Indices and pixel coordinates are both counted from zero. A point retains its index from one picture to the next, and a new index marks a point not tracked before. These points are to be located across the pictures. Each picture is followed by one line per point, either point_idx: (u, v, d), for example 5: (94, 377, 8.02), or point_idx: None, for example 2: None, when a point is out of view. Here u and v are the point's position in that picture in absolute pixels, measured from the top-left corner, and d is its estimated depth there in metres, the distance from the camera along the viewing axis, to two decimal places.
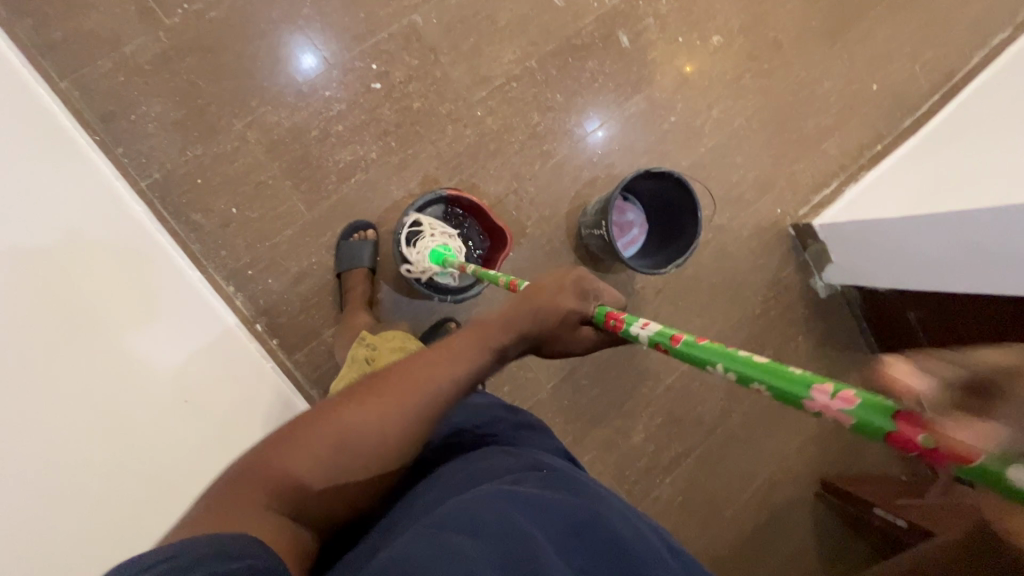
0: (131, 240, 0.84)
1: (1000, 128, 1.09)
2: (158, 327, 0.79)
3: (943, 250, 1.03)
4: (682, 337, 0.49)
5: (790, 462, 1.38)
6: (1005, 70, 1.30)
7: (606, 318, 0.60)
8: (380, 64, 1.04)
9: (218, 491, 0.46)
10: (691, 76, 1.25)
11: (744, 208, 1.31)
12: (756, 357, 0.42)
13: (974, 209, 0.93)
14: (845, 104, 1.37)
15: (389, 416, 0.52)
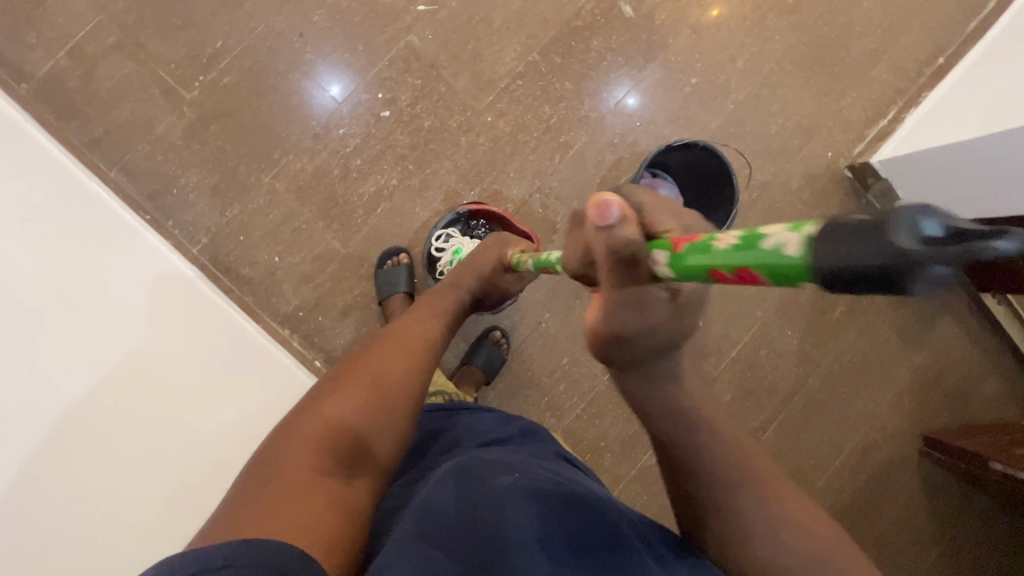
0: (180, 296, 0.91)
1: None
2: (206, 368, 0.87)
3: None
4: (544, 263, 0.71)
5: (884, 419, 1.30)
6: None
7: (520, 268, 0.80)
8: (386, 92, 1.06)
9: (273, 452, 0.56)
10: (706, 31, 1.17)
11: (788, 159, 1.21)
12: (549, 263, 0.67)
13: None
14: (890, 22, 1.22)
15: (406, 362, 0.66)
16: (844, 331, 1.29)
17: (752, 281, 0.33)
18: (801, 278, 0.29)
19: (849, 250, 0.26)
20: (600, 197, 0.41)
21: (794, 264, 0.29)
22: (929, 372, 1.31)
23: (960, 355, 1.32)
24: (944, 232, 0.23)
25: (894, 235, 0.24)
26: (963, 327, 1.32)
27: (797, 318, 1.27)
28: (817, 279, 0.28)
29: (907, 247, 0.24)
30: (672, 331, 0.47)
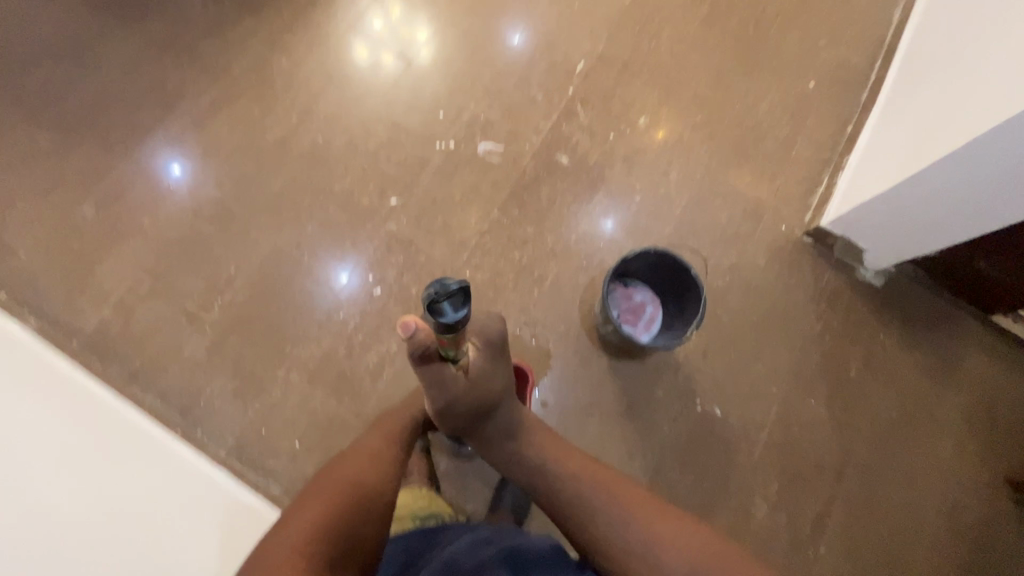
0: (201, 498, 0.98)
1: (949, 69, 1.10)
2: (210, 564, 0.88)
3: (965, 193, 0.99)
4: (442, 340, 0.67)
5: (958, 474, 1.22)
6: (928, 25, 1.34)
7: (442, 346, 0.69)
8: (375, 273, 1.21)
9: (267, 542, 0.67)
10: (637, 157, 1.34)
11: (746, 241, 1.31)
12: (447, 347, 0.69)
13: (971, 149, 0.91)
14: (792, 112, 1.41)
15: (375, 462, 0.82)
16: (870, 390, 1.25)
17: (457, 337, 0.66)
18: (454, 331, 0.63)
19: (435, 326, 0.62)
20: (403, 321, 0.64)
21: (441, 332, 0.63)
22: (983, 412, 1.26)
23: (996, 385, 1.28)
24: (435, 304, 0.59)
25: (432, 319, 0.61)
26: (994, 355, 1.29)
27: (818, 385, 1.24)
28: (452, 332, 0.63)
29: (429, 294, 0.60)
30: (474, 397, 0.82)
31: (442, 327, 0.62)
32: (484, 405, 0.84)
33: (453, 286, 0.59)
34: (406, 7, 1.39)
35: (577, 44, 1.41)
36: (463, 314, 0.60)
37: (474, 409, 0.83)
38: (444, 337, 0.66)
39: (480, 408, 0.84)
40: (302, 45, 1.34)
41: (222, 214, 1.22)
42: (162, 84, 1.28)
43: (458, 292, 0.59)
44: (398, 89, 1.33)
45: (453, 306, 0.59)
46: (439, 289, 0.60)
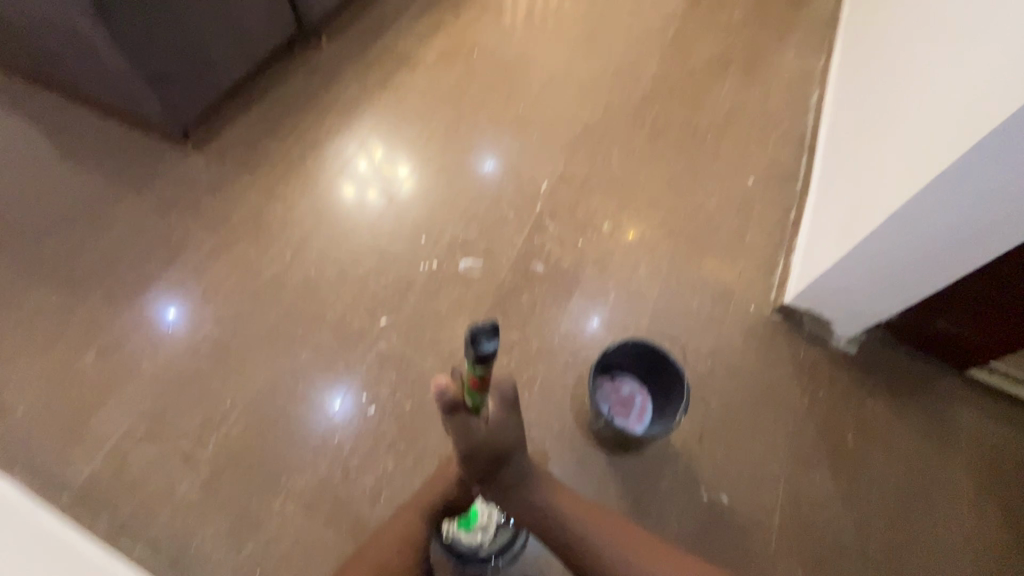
0: None
1: (867, 158, 1.28)
2: None
3: (911, 251, 1.09)
4: (473, 387, 0.68)
5: (982, 539, 1.18)
6: (837, 128, 1.58)
7: (477, 396, 0.70)
8: (369, 392, 1.24)
9: None
10: (607, 258, 1.46)
11: (720, 324, 1.38)
12: (477, 396, 0.70)
13: (903, 211, 1.03)
14: (739, 206, 1.57)
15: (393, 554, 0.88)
16: (872, 460, 1.25)
17: (486, 379, 0.66)
18: (484, 369, 0.62)
19: (469, 359, 0.61)
20: (433, 382, 0.73)
21: (473, 367, 0.62)
22: (989, 470, 1.25)
23: (994, 440, 1.28)
24: (473, 338, 0.59)
25: (468, 351, 0.60)
26: (982, 410, 1.31)
27: (820, 459, 1.24)
28: (483, 368, 0.62)
29: (472, 331, 0.58)
30: (492, 445, 0.79)
31: (475, 363, 0.61)
32: (502, 453, 0.82)
33: (491, 322, 0.58)
34: (386, 153, 1.59)
35: (539, 168, 1.59)
36: (497, 350, 0.60)
37: (491, 456, 0.81)
38: (475, 376, 0.65)
39: (496, 456, 0.82)
40: (294, 192, 1.50)
41: (219, 349, 1.27)
42: (166, 237, 1.41)
43: (494, 329, 0.58)
44: (382, 220, 1.47)
45: (489, 341, 0.58)
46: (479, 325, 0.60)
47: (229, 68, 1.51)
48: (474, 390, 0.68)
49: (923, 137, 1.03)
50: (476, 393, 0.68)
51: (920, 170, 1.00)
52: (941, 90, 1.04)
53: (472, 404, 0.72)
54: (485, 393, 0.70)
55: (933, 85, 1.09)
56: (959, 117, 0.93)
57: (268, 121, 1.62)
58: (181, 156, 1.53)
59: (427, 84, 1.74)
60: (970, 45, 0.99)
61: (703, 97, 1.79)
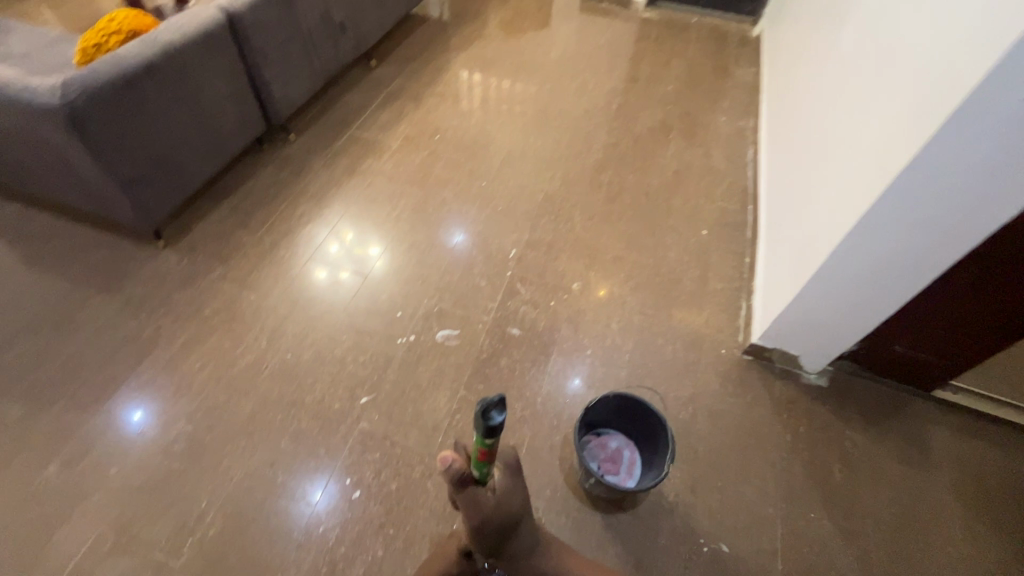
0: None
1: (806, 202, 1.40)
2: None
3: (860, 279, 1.17)
4: (481, 457, 0.68)
5: (982, 561, 1.18)
6: (774, 179, 1.73)
7: (484, 465, 0.69)
8: (353, 475, 1.20)
9: None
10: (580, 316, 1.51)
11: (696, 370, 1.42)
12: (486, 466, 0.69)
13: (846, 244, 1.12)
14: (697, 256, 1.67)
15: None
16: (862, 490, 1.26)
17: (494, 449, 0.66)
18: (493, 440, 0.63)
19: (479, 432, 0.61)
20: (440, 455, 0.70)
21: (482, 440, 0.63)
22: (974, 488, 1.27)
23: (971, 457, 1.32)
24: (483, 411, 0.59)
25: (478, 424, 0.60)
26: (954, 429, 1.36)
27: (812, 496, 1.24)
28: (492, 439, 0.63)
29: (483, 406, 0.59)
30: (503, 513, 0.79)
31: (484, 435, 0.62)
32: (512, 522, 0.81)
33: (499, 395, 0.59)
34: (357, 234, 1.64)
35: (505, 236, 1.67)
36: (507, 422, 0.60)
37: (500, 528, 0.80)
38: (483, 447, 0.65)
39: (507, 527, 0.81)
40: (268, 279, 1.52)
41: (193, 447, 1.22)
42: (136, 336, 1.39)
43: (503, 404, 0.59)
44: (357, 299, 1.49)
45: (498, 413, 0.59)
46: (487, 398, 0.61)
47: (200, 167, 1.57)
48: (483, 460, 0.68)
49: (852, 179, 1.15)
50: (486, 463, 0.68)
51: (855, 206, 1.10)
52: (864, 133, 1.17)
53: (479, 475, 0.72)
54: (491, 464, 0.70)
55: (856, 130, 1.22)
56: (880, 157, 1.05)
57: (239, 214, 1.66)
58: (152, 255, 1.54)
59: (393, 167, 1.84)
60: (879, 99, 1.13)
61: (650, 160, 1.94)
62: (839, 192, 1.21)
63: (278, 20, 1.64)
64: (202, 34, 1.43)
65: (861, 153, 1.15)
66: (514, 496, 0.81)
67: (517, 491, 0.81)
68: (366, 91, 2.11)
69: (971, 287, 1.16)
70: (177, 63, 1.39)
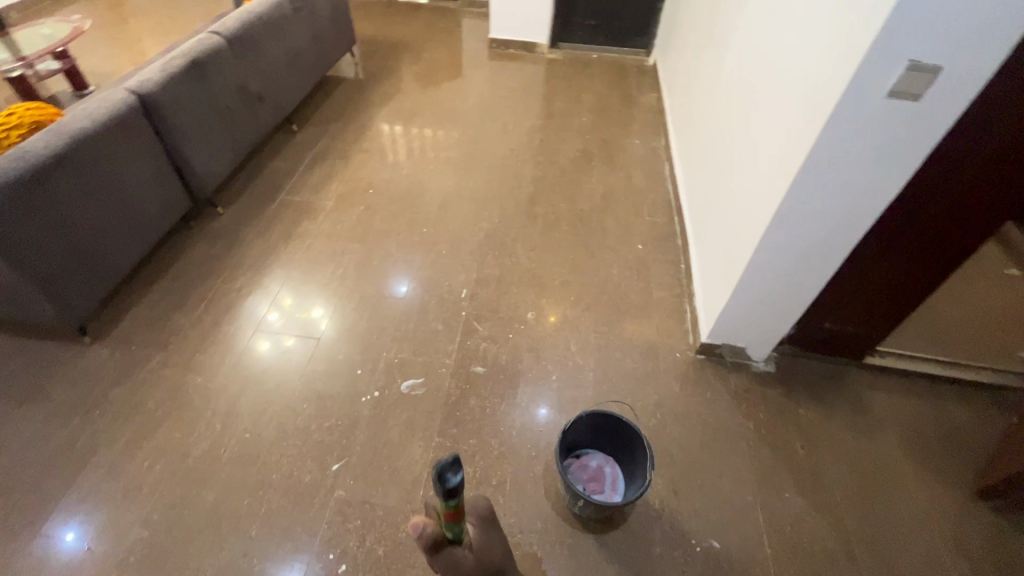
0: None
1: (725, 207, 1.53)
2: None
3: (784, 270, 1.29)
4: (449, 517, 0.68)
5: (938, 505, 1.29)
6: (691, 190, 1.88)
7: (453, 524, 0.70)
8: (335, 548, 1.14)
9: None
10: (539, 343, 1.54)
11: (656, 376, 1.49)
12: (457, 523, 0.70)
13: (766, 240, 1.23)
14: (637, 270, 1.76)
15: None
16: (824, 462, 1.34)
17: (460, 506, 0.67)
18: (456, 499, 0.64)
19: (440, 495, 0.63)
20: (412, 521, 0.73)
21: (445, 501, 0.64)
22: (916, 441, 1.40)
23: (907, 412, 1.45)
24: (440, 474, 0.61)
25: (437, 487, 0.62)
26: (887, 390, 1.50)
27: (783, 477, 1.31)
28: (455, 500, 0.64)
29: (438, 471, 0.61)
30: (481, 566, 0.79)
31: (445, 496, 0.63)
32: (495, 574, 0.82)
33: (451, 455, 0.60)
34: (296, 297, 1.61)
35: (454, 278, 1.69)
36: (464, 482, 0.62)
37: None
38: (449, 509, 0.66)
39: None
40: (213, 359, 1.44)
41: (151, 554, 1.12)
42: (71, 445, 1.27)
43: (457, 463, 0.60)
44: (312, 364, 1.45)
45: (454, 475, 0.61)
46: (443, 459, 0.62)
47: (126, 253, 1.50)
48: (452, 518, 0.68)
49: (762, 180, 1.27)
50: (455, 520, 0.69)
51: (767, 205, 1.22)
52: (762, 140, 1.31)
53: (451, 534, 0.73)
54: (461, 522, 0.72)
55: (756, 138, 1.36)
56: (781, 159, 1.18)
57: (173, 296, 1.58)
58: (79, 353, 1.43)
59: (330, 227, 1.83)
60: (771, 109, 1.28)
61: (579, 187, 2.06)
62: (752, 194, 1.33)
63: (193, 97, 1.63)
64: (113, 119, 1.40)
65: (765, 157, 1.28)
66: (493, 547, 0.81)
67: (495, 543, 0.81)
68: (291, 156, 2.11)
69: (875, 261, 1.31)
70: (88, 151, 1.33)
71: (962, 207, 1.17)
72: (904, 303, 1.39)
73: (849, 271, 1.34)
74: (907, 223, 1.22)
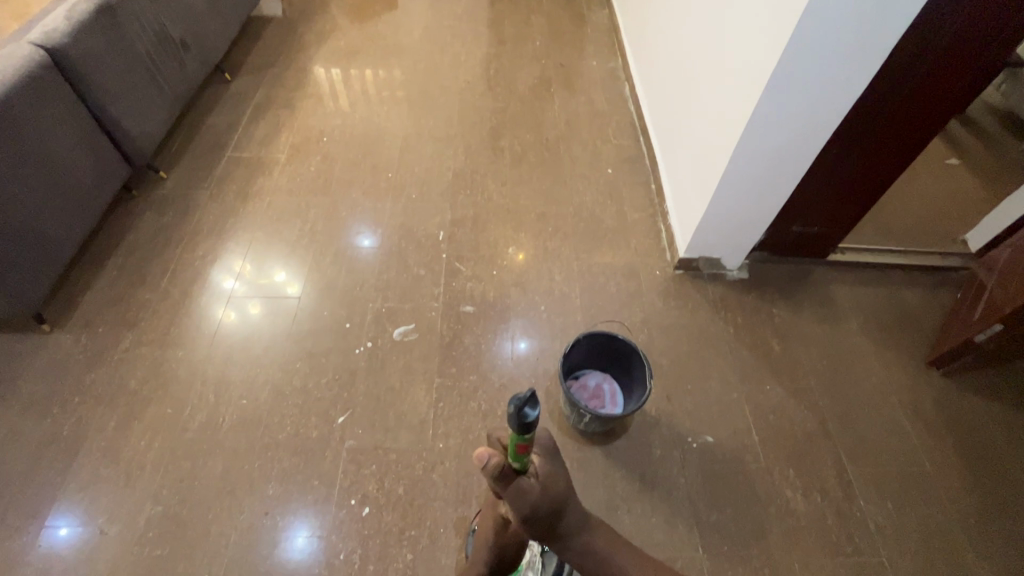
0: None
1: (692, 121, 1.52)
2: None
3: (756, 178, 1.32)
4: (520, 449, 0.68)
5: (898, 378, 1.43)
6: (654, 108, 1.86)
7: (522, 456, 0.69)
8: (356, 494, 1.17)
9: None
10: (523, 276, 1.55)
11: (639, 295, 1.54)
12: (526, 451, 0.68)
13: (739, 151, 1.24)
14: (610, 194, 1.77)
15: None
16: (798, 353, 1.45)
17: (532, 442, 0.67)
18: (531, 434, 0.65)
19: (516, 427, 0.63)
20: (477, 452, 0.71)
21: (520, 435, 0.64)
22: (877, 324, 1.53)
23: (867, 300, 1.58)
24: (518, 409, 0.61)
25: (514, 420, 0.62)
26: (849, 282, 1.61)
27: (763, 371, 1.42)
28: (529, 433, 0.64)
29: (514, 405, 0.61)
30: (549, 498, 0.78)
31: (520, 431, 0.63)
32: (556, 507, 0.79)
33: (529, 391, 0.60)
34: (258, 263, 1.53)
35: (429, 221, 1.65)
36: (541, 415, 0.62)
37: (550, 512, 0.79)
38: (521, 442, 0.66)
39: (555, 511, 0.80)
40: (190, 331, 1.38)
41: (169, 527, 1.11)
42: (56, 435, 1.21)
43: (535, 397, 0.60)
44: (297, 323, 1.41)
45: (531, 408, 0.61)
46: (519, 395, 0.62)
47: (67, 229, 1.37)
48: (522, 447, 0.67)
49: (730, 90, 1.27)
50: (524, 454, 0.69)
51: (737, 115, 1.22)
52: (727, 47, 1.29)
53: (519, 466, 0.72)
54: (529, 454, 0.71)
55: (720, 46, 1.34)
56: (750, 67, 1.17)
57: (132, 272, 1.48)
58: (42, 343, 1.34)
59: (289, 181, 1.73)
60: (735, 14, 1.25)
61: (542, 115, 2.01)
62: (719, 105, 1.34)
63: (105, 45, 1.44)
64: (22, 77, 1.23)
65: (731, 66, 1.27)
66: (557, 481, 0.80)
67: (559, 474, 0.82)
68: (229, 109, 1.94)
69: (840, 161, 1.36)
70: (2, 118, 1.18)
71: (920, 99, 1.22)
72: (864, 199, 1.47)
73: (815, 173, 1.39)
74: (869, 120, 1.26)
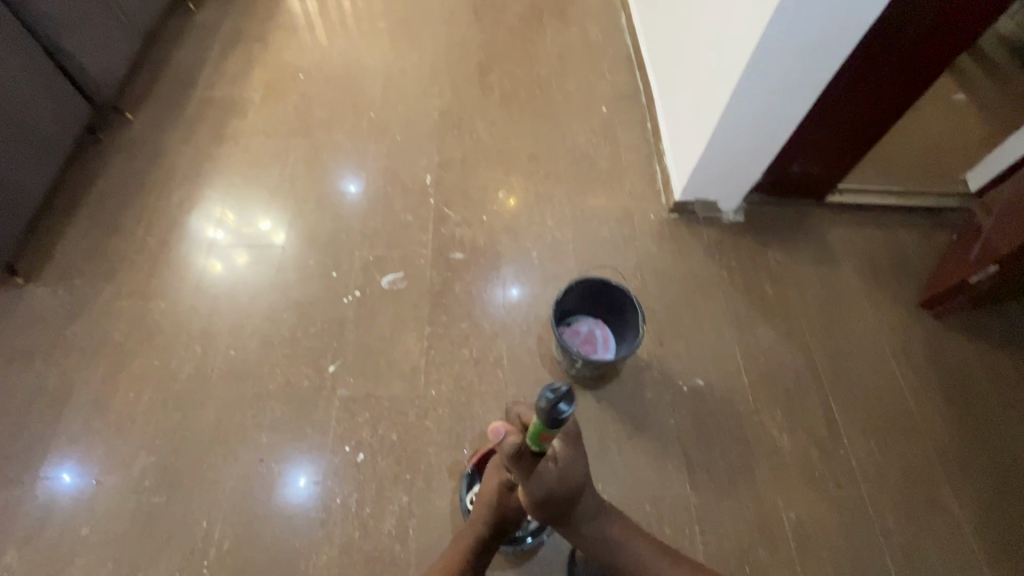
0: None
1: (691, 52, 1.43)
2: None
3: (757, 116, 1.26)
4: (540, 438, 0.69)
5: (888, 320, 1.43)
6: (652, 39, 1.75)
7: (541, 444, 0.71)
8: (350, 441, 1.17)
9: None
10: (514, 221, 1.50)
11: (633, 239, 1.50)
12: (546, 440, 0.70)
13: (741, 88, 1.17)
14: (604, 134, 1.70)
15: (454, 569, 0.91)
16: (791, 296, 1.45)
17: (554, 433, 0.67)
18: (558, 427, 0.64)
19: (544, 419, 0.63)
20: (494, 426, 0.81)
21: (545, 426, 0.64)
22: (871, 267, 1.51)
23: (863, 241, 1.55)
24: (552, 403, 0.60)
25: (544, 411, 0.61)
26: (846, 223, 1.58)
27: (756, 315, 1.41)
28: (556, 427, 0.63)
29: (545, 399, 0.61)
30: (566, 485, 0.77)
31: (548, 423, 0.63)
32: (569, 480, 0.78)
33: (568, 387, 0.60)
34: (238, 210, 1.47)
35: (415, 164, 1.58)
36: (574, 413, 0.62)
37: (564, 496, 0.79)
38: (544, 431, 0.66)
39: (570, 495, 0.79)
40: (172, 282, 1.34)
41: (165, 476, 1.12)
42: (41, 389, 1.19)
43: (573, 394, 0.60)
44: (281, 273, 1.37)
45: (566, 405, 0.60)
46: (553, 390, 0.61)
47: (31, 178, 1.29)
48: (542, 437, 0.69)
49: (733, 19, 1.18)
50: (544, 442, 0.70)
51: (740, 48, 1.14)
52: None
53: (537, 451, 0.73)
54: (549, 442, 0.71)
55: None
56: None
57: (105, 221, 1.42)
58: (16, 295, 1.30)
59: (265, 123, 1.63)
60: None
61: (532, 49, 1.88)
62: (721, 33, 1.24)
63: None
64: None
65: None
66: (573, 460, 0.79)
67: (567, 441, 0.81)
68: (195, 43, 1.80)
69: (846, 96, 1.29)
70: None
71: (934, 27, 1.14)
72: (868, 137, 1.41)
73: (819, 110, 1.33)
74: (879, 52, 1.19)
